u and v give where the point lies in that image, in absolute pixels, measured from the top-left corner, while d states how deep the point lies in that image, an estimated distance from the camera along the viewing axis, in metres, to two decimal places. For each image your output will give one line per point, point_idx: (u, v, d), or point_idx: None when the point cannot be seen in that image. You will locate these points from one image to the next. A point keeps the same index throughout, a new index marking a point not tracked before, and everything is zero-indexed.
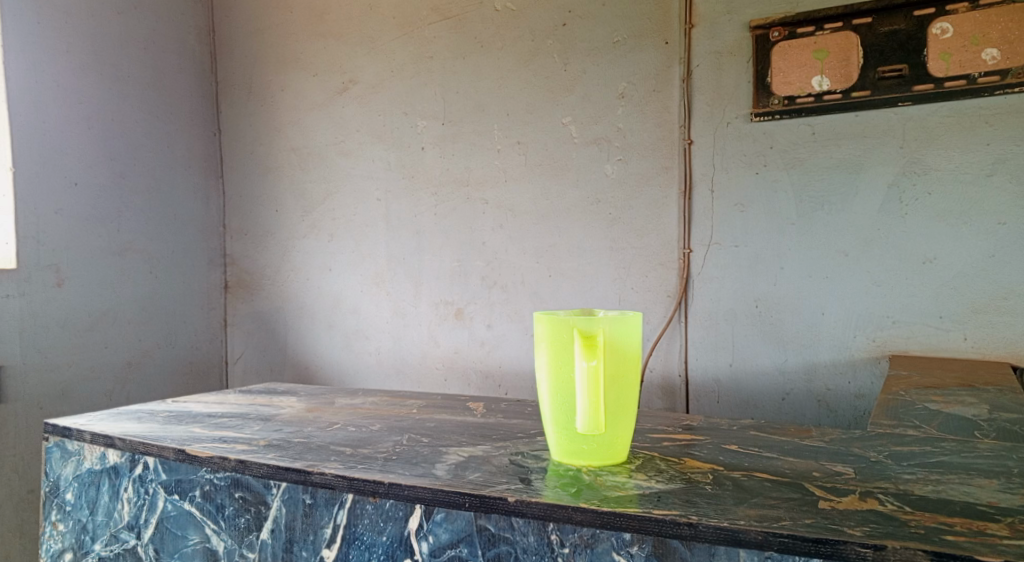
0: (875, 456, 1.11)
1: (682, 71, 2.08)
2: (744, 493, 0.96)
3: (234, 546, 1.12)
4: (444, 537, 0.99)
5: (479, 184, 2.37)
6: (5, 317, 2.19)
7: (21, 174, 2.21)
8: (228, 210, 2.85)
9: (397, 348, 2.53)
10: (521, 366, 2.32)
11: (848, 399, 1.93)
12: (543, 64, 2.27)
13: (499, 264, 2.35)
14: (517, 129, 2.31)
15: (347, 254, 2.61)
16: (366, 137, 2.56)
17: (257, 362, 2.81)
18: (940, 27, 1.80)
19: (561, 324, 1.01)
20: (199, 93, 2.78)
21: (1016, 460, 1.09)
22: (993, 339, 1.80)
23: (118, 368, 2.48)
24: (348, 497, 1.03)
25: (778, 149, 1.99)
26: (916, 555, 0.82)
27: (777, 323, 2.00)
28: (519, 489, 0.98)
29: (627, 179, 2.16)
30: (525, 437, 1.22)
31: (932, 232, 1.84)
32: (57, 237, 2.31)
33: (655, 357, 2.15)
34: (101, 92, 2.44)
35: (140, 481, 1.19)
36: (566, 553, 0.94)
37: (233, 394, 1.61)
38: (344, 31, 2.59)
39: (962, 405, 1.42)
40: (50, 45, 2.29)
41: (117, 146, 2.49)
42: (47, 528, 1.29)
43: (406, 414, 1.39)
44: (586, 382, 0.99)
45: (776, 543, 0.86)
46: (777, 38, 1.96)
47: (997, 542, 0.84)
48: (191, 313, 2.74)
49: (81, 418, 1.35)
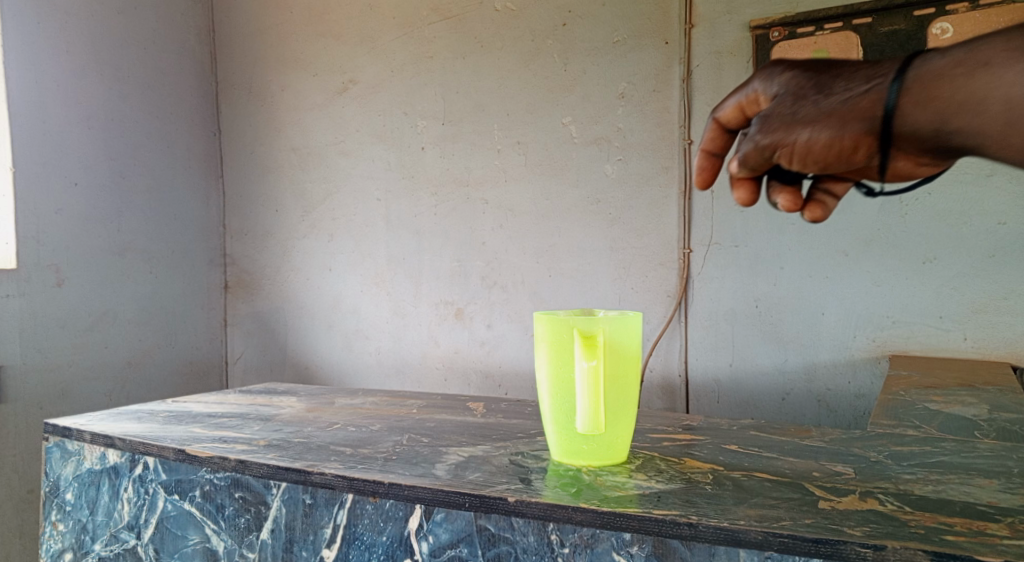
0: (875, 456, 1.11)
1: (682, 71, 2.08)
2: (744, 492, 0.96)
3: (234, 546, 1.12)
4: (444, 537, 0.99)
5: (479, 183, 2.37)
6: (5, 317, 2.18)
7: (21, 173, 2.21)
8: (228, 210, 2.85)
9: (397, 348, 2.53)
10: (521, 367, 2.32)
11: (848, 399, 1.93)
12: (543, 64, 2.27)
13: (498, 264, 2.35)
14: (517, 129, 2.31)
15: (347, 253, 2.61)
16: (366, 136, 2.56)
17: (257, 362, 2.81)
18: (940, 27, 1.80)
19: (561, 323, 1.01)
20: (199, 93, 2.78)
21: (1016, 460, 1.09)
22: (994, 339, 1.80)
23: (118, 368, 2.48)
24: (348, 497, 1.03)
25: None
26: (916, 555, 0.81)
27: (777, 323, 2.00)
28: (519, 489, 0.98)
29: (627, 179, 2.16)
30: (525, 437, 1.22)
31: (931, 231, 1.85)
32: (57, 237, 2.31)
33: (655, 358, 2.15)
34: (102, 92, 2.44)
35: (140, 481, 1.19)
36: (566, 553, 0.94)
37: (233, 394, 1.61)
38: (344, 31, 2.59)
39: (962, 405, 1.42)
40: (50, 45, 2.28)
41: (118, 146, 2.49)
42: (48, 528, 1.29)
43: (406, 414, 1.39)
44: (586, 383, 0.99)
45: (776, 543, 0.85)
46: (777, 38, 1.96)
47: (997, 542, 0.83)
48: (191, 314, 2.74)
49: (81, 418, 1.36)
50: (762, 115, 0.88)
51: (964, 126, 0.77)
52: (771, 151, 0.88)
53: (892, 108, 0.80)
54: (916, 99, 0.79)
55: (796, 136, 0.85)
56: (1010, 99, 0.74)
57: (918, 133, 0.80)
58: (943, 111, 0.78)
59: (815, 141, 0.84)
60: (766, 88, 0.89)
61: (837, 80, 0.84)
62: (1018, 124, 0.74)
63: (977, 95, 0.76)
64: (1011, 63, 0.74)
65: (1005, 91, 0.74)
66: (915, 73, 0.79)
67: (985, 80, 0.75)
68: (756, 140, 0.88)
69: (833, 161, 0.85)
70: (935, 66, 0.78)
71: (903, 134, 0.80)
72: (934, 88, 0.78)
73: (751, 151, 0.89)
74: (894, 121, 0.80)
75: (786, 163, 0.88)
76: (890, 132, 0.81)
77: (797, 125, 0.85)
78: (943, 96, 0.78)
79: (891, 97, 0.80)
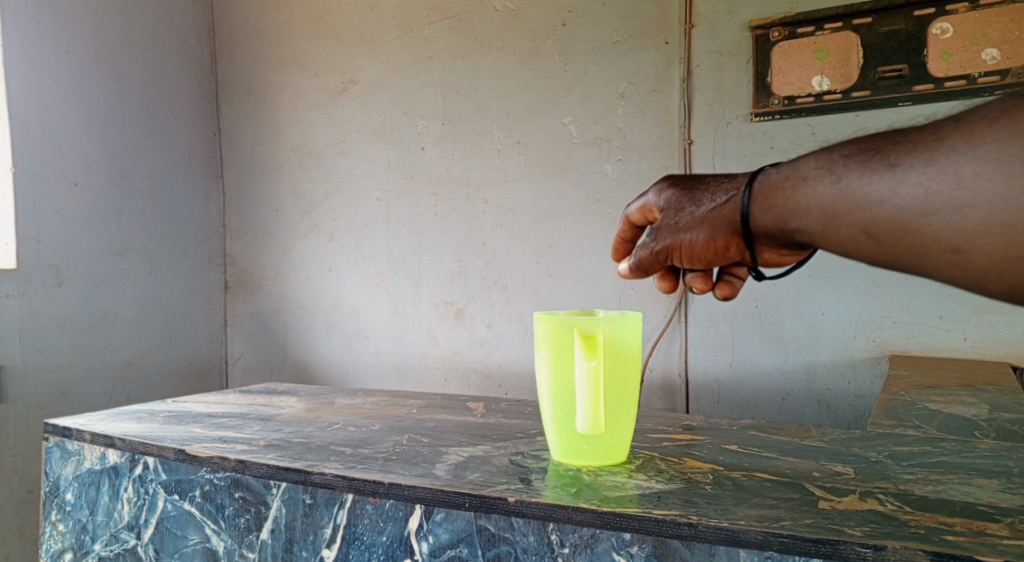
0: (875, 456, 1.11)
1: (682, 71, 2.08)
2: (744, 493, 0.96)
3: (234, 546, 1.12)
4: (444, 537, 0.98)
5: (479, 183, 2.37)
6: (5, 317, 2.18)
7: (21, 174, 2.20)
8: (228, 210, 2.85)
9: (397, 348, 2.53)
10: (521, 366, 2.32)
11: (848, 399, 1.93)
12: (542, 64, 2.27)
13: (498, 264, 2.35)
14: (517, 129, 2.31)
15: (347, 253, 2.61)
16: (366, 136, 2.56)
17: (257, 362, 2.81)
18: (940, 27, 1.80)
19: (561, 323, 1.01)
20: (199, 93, 2.78)
21: (1016, 460, 1.09)
22: (993, 339, 1.80)
23: (117, 368, 2.48)
24: (348, 497, 1.03)
25: (778, 149, 1.99)
26: (916, 555, 0.81)
27: (777, 322, 2.00)
28: (519, 489, 0.98)
29: (627, 179, 2.16)
30: (525, 437, 1.22)
31: None
32: (57, 237, 2.31)
33: (655, 358, 2.15)
34: (102, 91, 2.43)
35: (140, 481, 1.19)
36: (566, 553, 0.93)
37: (233, 394, 1.62)
38: (343, 32, 2.60)
39: (962, 405, 1.42)
40: (50, 45, 2.28)
41: (118, 146, 2.49)
42: (48, 528, 1.29)
43: (406, 414, 1.40)
44: (586, 383, 1.00)
45: (777, 543, 0.85)
46: (777, 38, 1.97)
47: (997, 542, 0.83)
48: (191, 313, 2.74)
49: (81, 418, 1.36)
50: (655, 225, 1.05)
51: (798, 227, 0.89)
52: (665, 255, 1.04)
53: (745, 213, 0.94)
54: (761, 207, 0.92)
55: (682, 241, 1.01)
56: (823, 206, 0.86)
57: (767, 233, 0.93)
58: (781, 214, 0.90)
59: (696, 244, 1.00)
60: (656, 200, 1.05)
61: (706, 194, 1.00)
62: (832, 226, 0.86)
63: (799, 203, 0.88)
64: (820, 178, 0.87)
65: (817, 198, 0.87)
66: (758, 185, 0.93)
67: (803, 191, 0.88)
68: (651, 246, 1.05)
69: (714, 258, 1.01)
70: (772, 179, 0.92)
71: (760, 233, 0.94)
72: (771, 197, 0.91)
73: (646, 257, 1.06)
74: (748, 225, 0.94)
75: (679, 264, 1.04)
76: (747, 234, 0.95)
77: (681, 232, 1.01)
78: (778, 203, 0.91)
79: (742, 206, 0.94)
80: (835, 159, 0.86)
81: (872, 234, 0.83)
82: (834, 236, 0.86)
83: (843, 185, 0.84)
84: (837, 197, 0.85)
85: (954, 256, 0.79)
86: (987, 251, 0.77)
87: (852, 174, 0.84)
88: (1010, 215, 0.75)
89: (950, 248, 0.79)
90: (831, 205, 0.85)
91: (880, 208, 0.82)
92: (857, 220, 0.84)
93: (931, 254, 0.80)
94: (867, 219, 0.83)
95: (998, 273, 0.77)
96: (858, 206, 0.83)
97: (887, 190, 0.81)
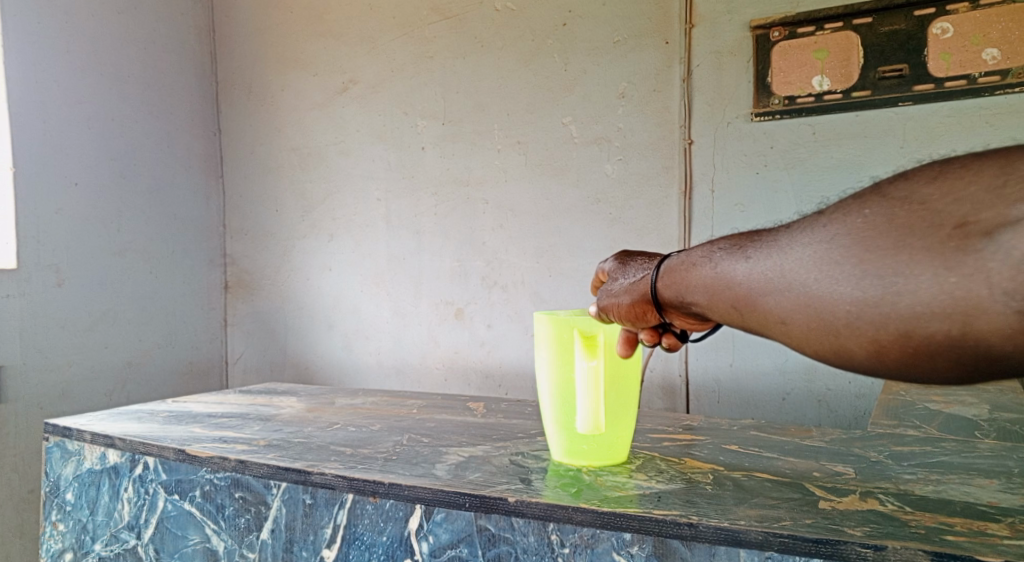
0: (875, 456, 1.11)
1: (682, 71, 2.08)
2: (744, 493, 0.96)
3: (234, 546, 1.12)
4: (444, 537, 0.98)
5: (479, 183, 2.37)
6: (5, 318, 2.17)
7: (21, 174, 2.20)
8: (227, 210, 2.85)
9: (397, 348, 2.53)
10: (521, 366, 2.32)
11: (848, 399, 1.94)
12: (542, 64, 2.27)
13: (498, 264, 2.35)
14: (518, 128, 2.31)
15: (347, 253, 2.61)
16: (366, 137, 2.56)
17: (257, 362, 2.81)
18: (940, 27, 1.80)
19: (562, 323, 1.01)
20: (199, 93, 2.78)
21: (1016, 460, 1.09)
22: None
23: (118, 368, 2.48)
24: (348, 497, 1.03)
25: (778, 149, 1.99)
26: (916, 555, 0.80)
27: None
28: (519, 489, 0.98)
29: (627, 179, 2.16)
30: (525, 437, 1.22)
31: None
32: (57, 237, 2.31)
33: (655, 358, 2.15)
34: (101, 92, 2.43)
35: (140, 481, 1.19)
36: (566, 553, 0.93)
37: (233, 394, 1.62)
38: (343, 32, 2.59)
39: (962, 405, 1.42)
40: (50, 45, 2.28)
41: (118, 146, 2.49)
42: (48, 528, 1.29)
43: (406, 414, 1.40)
44: (586, 382, 1.00)
45: (777, 543, 0.85)
46: (778, 37, 1.97)
47: (997, 542, 0.82)
48: (191, 313, 2.74)
49: (81, 418, 1.36)
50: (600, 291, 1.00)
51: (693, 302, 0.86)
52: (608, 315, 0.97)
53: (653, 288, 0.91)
54: (665, 285, 0.90)
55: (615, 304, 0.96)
56: (707, 287, 0.83)
57: (673, 306, 0.90)
58: (678, 292, 0.88)
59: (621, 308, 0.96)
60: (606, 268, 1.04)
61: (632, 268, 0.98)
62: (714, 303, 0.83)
63: (688, 285, 0.86)
64: (702, 264, 0.84)
65: (700, 281, 0.84)
66: (664, 267, 0.90)
67: (692, 274, 0.85)
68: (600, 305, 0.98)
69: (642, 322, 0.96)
70: (672, 262, 0.89)
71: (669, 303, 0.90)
72: (670, 277, 0.89)
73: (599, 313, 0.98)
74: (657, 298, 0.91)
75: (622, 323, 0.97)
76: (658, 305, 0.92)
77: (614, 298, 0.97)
78: (673, 282, 0.88)
79: (651, 282, 0.91)
80: (714, 247, 0.84)
81: (739, 308, 0.81)
82: (716, 312, 0.84)
83: (719, 269, 0.82)
84: (716, 280, 0.82)
85: (783, 326, 0.77)
86: (800, 324, 0.76)
87: (726, 255, 0.82)
88: (804, 294, 0.75)
89: (778, 320, 0.77)
90: (712, 284, 0.83)
91: (739, 288, 0.80)
92: (728, 297, 0.81)
93: (769, 328, 0.79)
94: (734, 296, 0.81)
95: (806, 342, 0.76)
96: (729, 285, 0.81)
97: (745, 269, 0.80)
